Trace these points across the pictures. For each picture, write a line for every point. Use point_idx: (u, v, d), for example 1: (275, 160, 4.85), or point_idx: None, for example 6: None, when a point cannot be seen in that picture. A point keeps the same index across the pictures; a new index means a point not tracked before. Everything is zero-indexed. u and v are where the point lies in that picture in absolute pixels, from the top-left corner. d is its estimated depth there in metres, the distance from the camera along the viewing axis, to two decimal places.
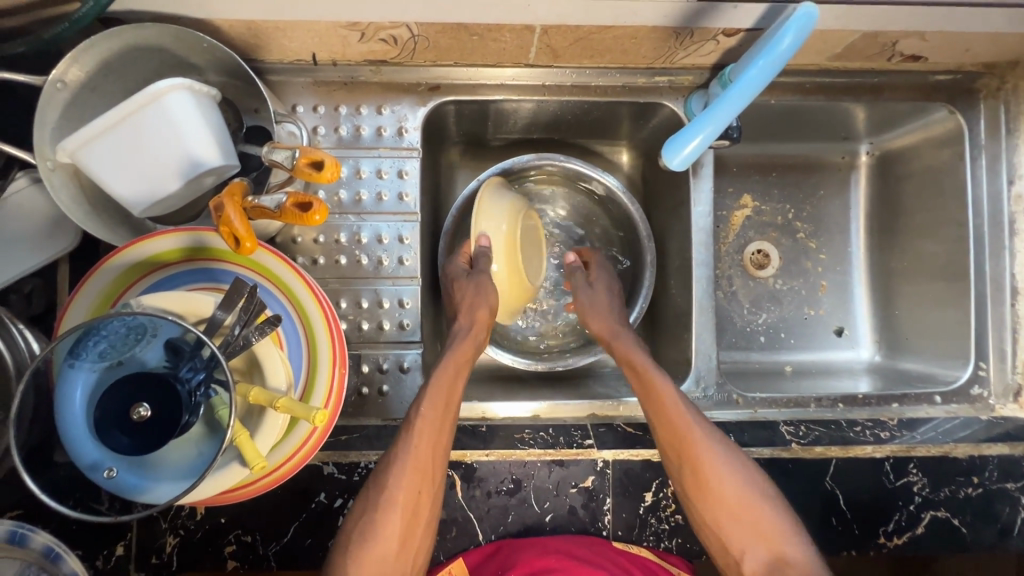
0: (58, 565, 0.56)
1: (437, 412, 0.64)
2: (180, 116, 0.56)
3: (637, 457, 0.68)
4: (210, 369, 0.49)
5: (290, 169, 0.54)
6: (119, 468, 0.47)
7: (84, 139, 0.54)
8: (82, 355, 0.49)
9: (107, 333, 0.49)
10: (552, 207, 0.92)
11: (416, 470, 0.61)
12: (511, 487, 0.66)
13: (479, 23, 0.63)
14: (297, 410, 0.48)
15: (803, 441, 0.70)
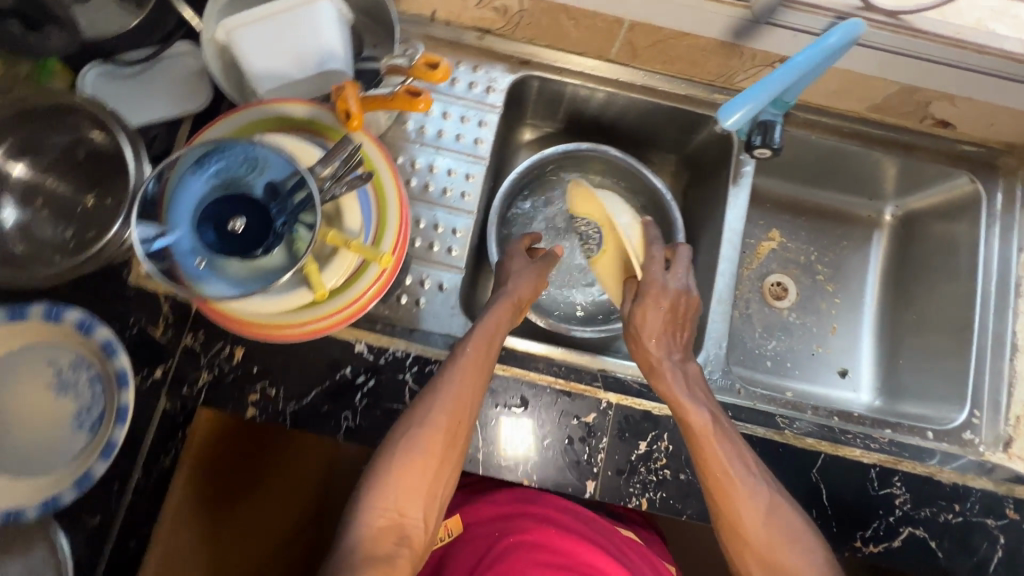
0: (111, 359, 0.63)
1: (479, 352, 0.67)
2: (322, 21, 0.69)
3: (639, 406, 0.72)
4: (296, 208, 0.56)
5: (408, 68, 0.64)
6: (204, 261, 0.56)
7: (244, 21, 0.67)
8: (208, 167, 0.58)
9: (229, 156, 0.58)
10: None
11: (450, 408, 0.64)
12: (518, 404, 0.71)
13: (579, 7, 0.76)
14: (368, 252, 0.59)
15: (796, 432, 0.74)
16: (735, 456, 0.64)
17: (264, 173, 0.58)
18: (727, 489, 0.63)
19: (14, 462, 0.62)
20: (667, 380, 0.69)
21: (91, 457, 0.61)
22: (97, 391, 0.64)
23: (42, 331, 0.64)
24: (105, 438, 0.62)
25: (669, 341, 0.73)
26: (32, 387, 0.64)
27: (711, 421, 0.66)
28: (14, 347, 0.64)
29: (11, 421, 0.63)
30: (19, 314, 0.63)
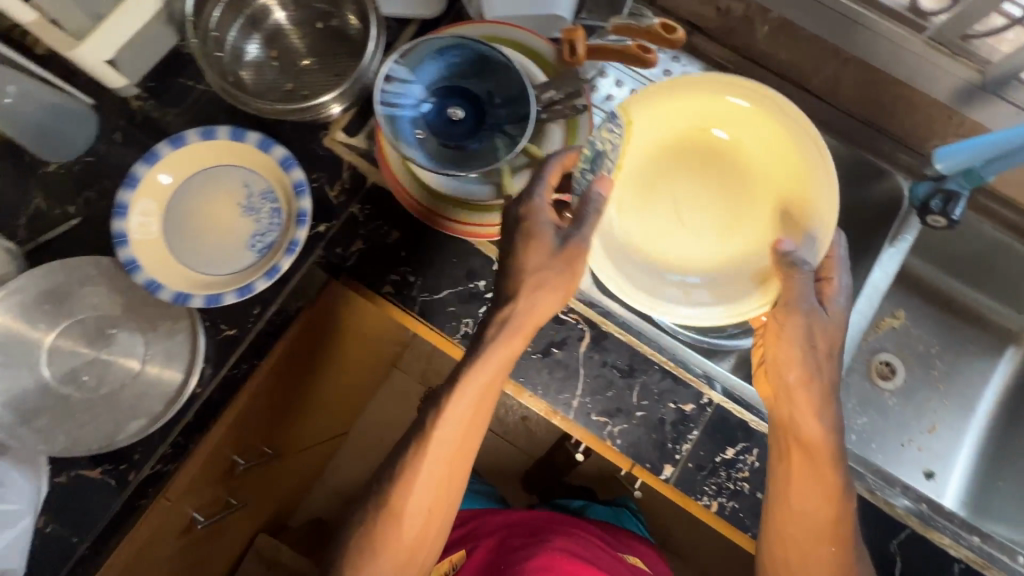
0: (297, 198, 0.71)
1: (460, 425, 0.68)
2: None
3: (739, 413, 0.72)
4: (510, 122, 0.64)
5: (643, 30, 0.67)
6: (424, 137, 0.64)
7: None
8: (444, 56, 0.65)
9: (465, 52, 0.64)
10: None
11: (478, 402, 0.67)
12: (624, 369, 0.73)
13: (803, 27, 0.78)
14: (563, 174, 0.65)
15: (889, 498, 0.72)
16: (815, 461, 0.66)
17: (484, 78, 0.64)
18: (796, 485, 0.66)
19: (195, 256, 0.71)
20: (795, 374, 0.66)
21: (257, 275, 0.70)
22: (275, 222, 0.72)
23: (248, 156, 0.73)
24: (273, 263, 0.70)
25: (789, 333, 0.67)
26: (225, 200, 0.72)
27: (809, 425, 0.66)
28: (222, 162, 0.73)
29: (201, 222, 0.72)
30: (238, 135, 0.72)
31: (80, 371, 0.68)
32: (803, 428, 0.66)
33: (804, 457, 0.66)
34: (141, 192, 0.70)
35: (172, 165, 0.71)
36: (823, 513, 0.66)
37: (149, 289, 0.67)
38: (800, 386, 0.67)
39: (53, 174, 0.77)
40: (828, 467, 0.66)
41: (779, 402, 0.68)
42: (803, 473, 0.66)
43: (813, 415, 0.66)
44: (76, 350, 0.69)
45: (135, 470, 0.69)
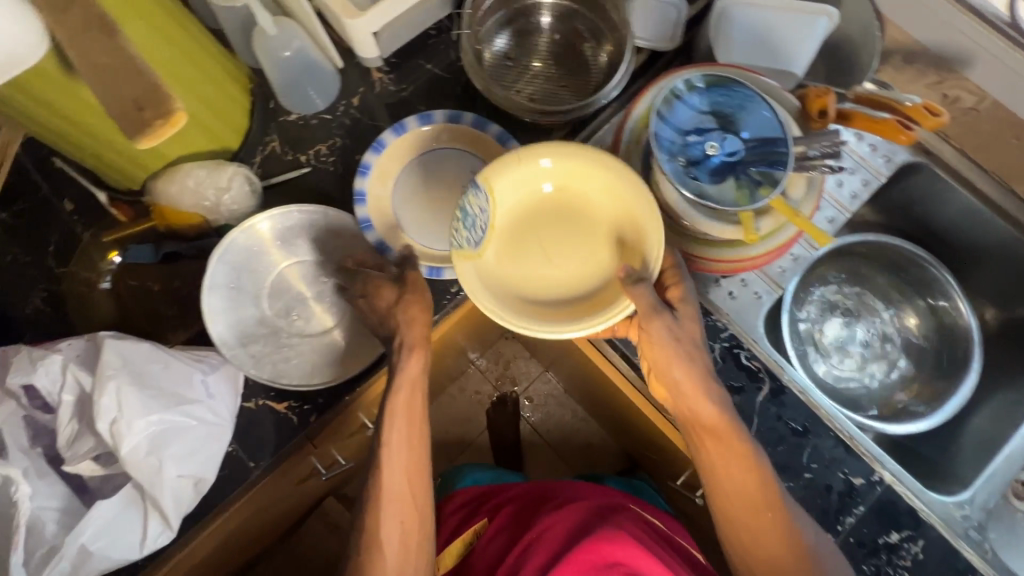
0: None
1: (405, 403, 0.67)
2: (809, 29, 0.77)
3: (910, 500, 0.71)
4: (761, 167, 0.64)
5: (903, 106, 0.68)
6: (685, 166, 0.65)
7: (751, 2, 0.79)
8: (707, 89, 0.66)
9: (734, 94, 0.66)
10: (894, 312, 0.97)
11: (407, 384, 0.66)
12: (799, 430, 0.72)
13: None
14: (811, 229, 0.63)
15: None
16: (750, 482, 0.65)
17: (743, 118, 0.65)
18: (755, 517, 0.65)
19: (416, 226, 0.76)
20: (691, 388, 0.65)
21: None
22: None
23: (483, 146, 0.78)
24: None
25: (676, 347, 0.65)
26: (453, 181, 0.78)
27: (721, 423, 0.65)
28: (457, 147, 0.78)
29: (427, 197, 0.77)
30: (480, 125, 0.77)
31: (292, 309, 0.73)
32: (720, 435, 0.65)
33: (753, 499, 0.65)
34: (384, 156, 0.77)
35: (415, 139, 0.77)
36: (747, 506, 0.65)
37: (375, 248, 0.73)
38: (712, 403, 0.65)
39: (290, 124, 0.82)
40: (748, 472, 0.65)
41: (715, 432, 0.65)
42: (758, 516, 0.65)
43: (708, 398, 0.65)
44: (294, 288, 0.74)
45: (317, 412, 0.72)
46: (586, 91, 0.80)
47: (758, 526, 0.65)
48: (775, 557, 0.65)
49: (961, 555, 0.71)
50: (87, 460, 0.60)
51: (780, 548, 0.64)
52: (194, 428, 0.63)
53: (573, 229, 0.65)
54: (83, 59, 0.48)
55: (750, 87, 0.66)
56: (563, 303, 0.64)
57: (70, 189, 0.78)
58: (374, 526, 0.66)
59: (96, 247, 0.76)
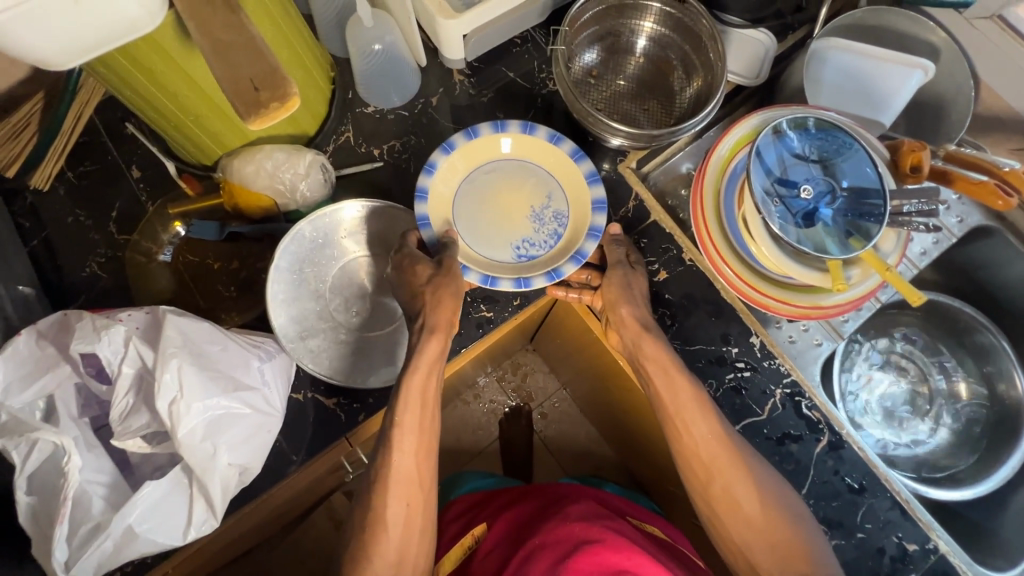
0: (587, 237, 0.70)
1: (418, 384, 0.65)
2: (901, 80, 0.77)
3: (963, 572, 0.69)
4: (851, 217, 0.63)
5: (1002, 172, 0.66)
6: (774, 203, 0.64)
7: (846, 46, 0.78)
8: (810, 129, 0.66)
9: (834, 139, 0.65)
10: (947, 374, 0.95)
11: (425, 361, 0.66)
12: (855, 488, 0.70)
13: None
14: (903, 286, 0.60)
15: None
16: (727, 458, 0.65)
17: (842, 163, 0.65)
18: (727, 492, 0.64)
19: (466, 221, 0.74)
20: (669, 391, 0.68)
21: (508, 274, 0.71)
22: (548, 244, 0.73)
23: (570, 177, 0.74)
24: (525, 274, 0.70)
25: (672, 364, 0.68)
26: (524, 196, 0.75)
27: (692, 408, 0.67)
28: (542, 164, 0.75)
29: (491, 204, 0.74)
30: (576, 156, 0.73)
31: (351, 304, 0.71)
32: (711, 455, 0.65)
33: (727, 476, 0.64)
34: (455, 155, 0.73)
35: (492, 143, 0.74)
36: (744, 511, 0.64)
37: (417, 221, 0.70)
38: (683, 396, 0.67)
39: (366, 116, 0.81)
40: (747, 486, 0.64)
41: (684, 418, 0.67)
42: (732, 492, 0.64)
43: (683, 382, 0.67)
44: (356, 283, 0.72)
45: (366, 412, 0.70)
46: (667, 116, 0.80)
47: (757, 533, 0.63)
48: (754, 524, 0.63)
49: None
50: (136, 437, 0.58)
51: (789, 549, 0.62)
52: (246, 417, 0.61)
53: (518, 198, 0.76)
54: (203, 31, 0.47)
55: (851, 134, 0.65)
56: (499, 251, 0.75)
57: (139, 155, 0.77)
58: (377, 509, 0.63)
59: (159, 217, 0.75)
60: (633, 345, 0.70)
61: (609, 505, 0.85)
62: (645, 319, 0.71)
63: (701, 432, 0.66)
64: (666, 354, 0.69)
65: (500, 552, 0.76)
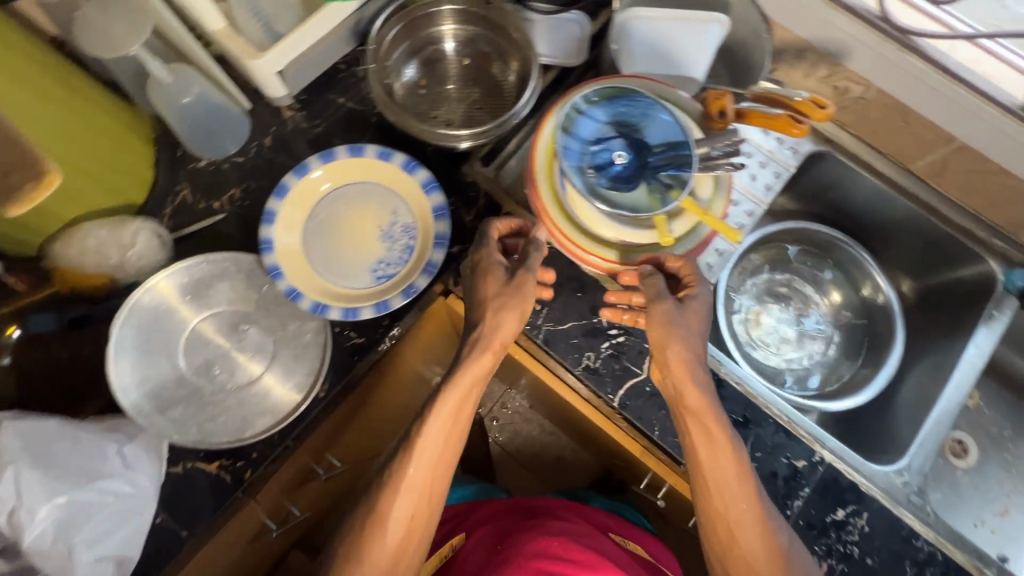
0: (435, 248, 0.72)
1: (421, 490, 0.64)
2: (704, 37, 0.81)
3: (850, 475, 0.74)
4: (664, 171, 0.68)
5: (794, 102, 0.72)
6: (592, 175, 0.69)
7: (649, 14, 0.82)
8: (611, 103, 0.70)
9: (634, 103, 0.70)
10: (825, 294, 1.02)
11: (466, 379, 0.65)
12: (740, 420, 0.74)
13: (921, 114, 0.81)
14: (721, 227, 0.66)
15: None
16: (755, 533, 0.63)
17: (647, 126, 0.69)
18: (740, 559, 0.63)
19: (315, 256, 0.72)
20: (710, 454, 0.64)
21: (369, 301, 0.70)
22: (404, 260, 0.72)
23: (408, 190, 0.74)
24: (385, 296, 0.70)
25: (712, 429, 0.65)
26: (370, 219, 0.74)
27: (733, 474, 0.64)
28: (381, 184, 0.75)
29: (338, 233, 0.73)
30: (410, 168, 0.74)
31: (212, 364, 0.69)
32: (739, 520, 0.63)
33: (751, 547, 0.63)
34: (289, 201, 0.72)
35: (321, 176, 0.73)
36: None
37: (270, 273, 0.69)
38: (723, 461, 0.64)
39: (199, 170, 0.79)
40: (770, 561, 0.62)
41: (717, 480, 0.64)
42: (750, 561, 0.63)
43: (734, 453, 0.64)
44: (213, 342, 0.70)
45: (251, 469, 0.68)
46: (500, 107, 0.81)
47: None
48: None
49: (904, 522, 0.73)
50: None
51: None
52: (108, 507, 0.59)
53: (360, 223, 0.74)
54: None
55: (648, 97, 0.70)
56: (348, 281, 0.71)
57: None
58: None
59: None
60: (672, 389, 0.66)
61: (594, 521, 0.87)
62: (693, 363, 0.65)
63: (737, 502, 0.63)
64: (711, 421, 0.65)
65: (476, 556, 0.77)
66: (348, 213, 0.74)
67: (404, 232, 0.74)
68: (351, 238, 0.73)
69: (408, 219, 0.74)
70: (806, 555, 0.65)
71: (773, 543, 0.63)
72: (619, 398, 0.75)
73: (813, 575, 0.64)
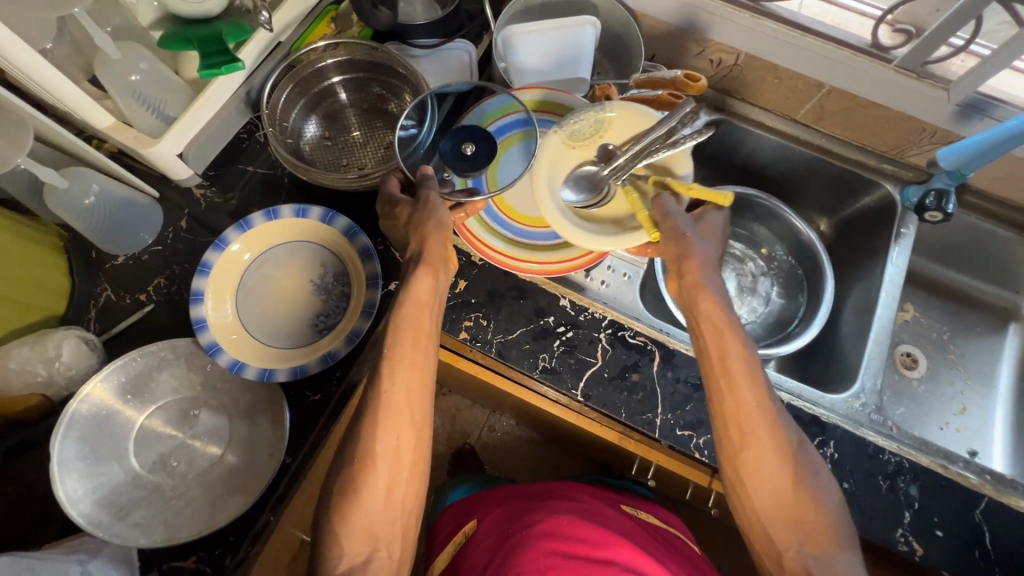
0: (370, 289, 0.72)
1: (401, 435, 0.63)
2: (582, 40, 0.86)
3: (808, 409, 0.78)
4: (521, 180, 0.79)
5: (671, 80, 0.82)
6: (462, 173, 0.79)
7: (527, 29, 0.85)
8: (563, 125, 0.78)
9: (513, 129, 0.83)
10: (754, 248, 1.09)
11: (415, 317, 0.67)
12: (697, 383, 0.77)
13: (788, 69, 0.88)
14: (707, 195, 0.72)
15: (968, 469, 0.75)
16: (765, 431, 0.64)
17: (606, 134, 0.78)
18: (758, 463, 0.64)
19: (253, 324, 0.72)
20: (719, 356, 0.67)
21: (315, 355, 0.70)
22: (341, 308, 0.73)
23: (331, 239, 0.75)
24: (330, 347, 0.71)
25: (726, 332, 0.68)
26: (301, 275, 0.74)
27: (744, 375, 0.66)
28: (304, 239, 0.75)
29: (272, 296, 0.74)
30: (328, 218, 0.75)
31: (169, 457, 0.68)
32: (750, 420, 0.65)
33: (765, 447, 0.64)
34: (214, 275, 0.72)
35: (242, 245, 0.74)
36: (774, 484, 0.64)
37: (209, 351, 0.68)
38: (733, 363, 0.66)
39: (120, 267, 0.78)
40: (780, 458, 0.64)
41: (730, 382, 0.66)
42: (767, 464, 0.64)
43: (745, 357, 0.66)
44: (165, 435, 0.68)
45: (231, 553, 0.66)
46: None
47: (784, 504, 0.63)
48: (778, 494, 0.63)
49: (868, 440, 0.76)
50: None
51: (810, 524, 0.62)
52: None
53: (290, 281, 0.74)
54: None
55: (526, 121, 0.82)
56: (292, 341, 0.72)
57: None
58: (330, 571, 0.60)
59: None
60: (687, 297, 0.70)
61: (604, 497, 0.87)
62: (705, 272, 0.70)
63: (748, 402, 0.65)
64: (723, 328, 0.68)
65: (485, 548, 0.76)
66: (276, 274, 0.74)
67: (336, 279, 0.75)
68: (284, 297, 0.74)
69: (339, 266, 0.75)
70: (820, 460, 0.66)
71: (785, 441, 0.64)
72: (580, 391, 0.76)
73: (828, 479, 0.65)
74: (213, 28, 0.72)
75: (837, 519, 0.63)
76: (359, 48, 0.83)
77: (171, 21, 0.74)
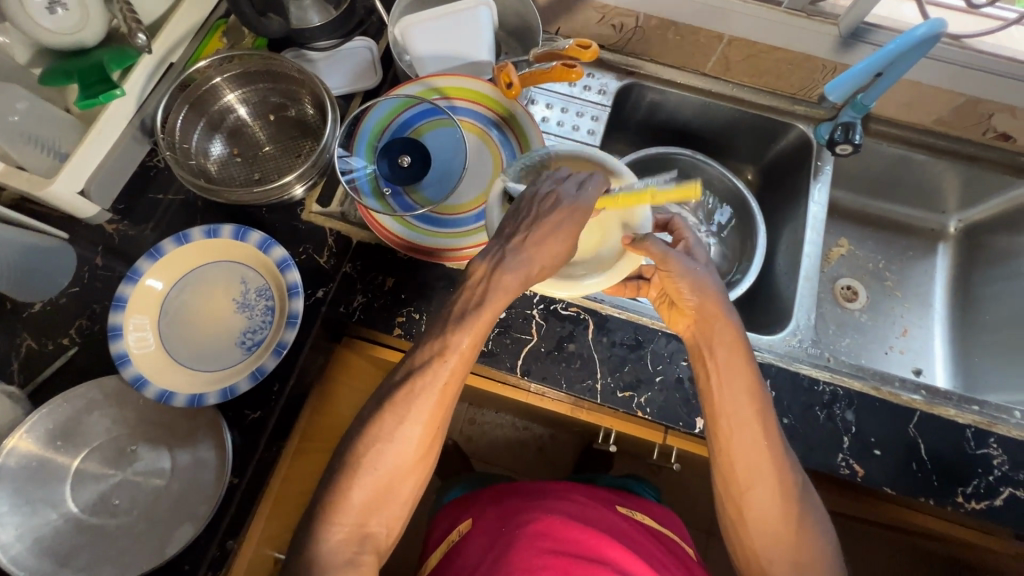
0: (291, 300, 0.72)
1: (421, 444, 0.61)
2: (479, 21, 0.85)
3: None
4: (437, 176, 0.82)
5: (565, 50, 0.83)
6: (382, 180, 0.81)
7: (420, 18, 0.84)
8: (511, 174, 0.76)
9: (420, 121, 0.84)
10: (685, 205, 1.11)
11: (451, 366, 0.61)
12: (632, 344, 0.78)
13: (687, 24, 0.89)
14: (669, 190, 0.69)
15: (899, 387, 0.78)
16: (767, 474, 0.63)
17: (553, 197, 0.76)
18: (760, 506, 0.63)
19: (177, 351, 0.71)
20: (728, 398, 0.65)
21: (243, 372, 0.70)
22: (267, 322, 0.73)
23: (247, 255, 0.75)
24: (258, 362, 0.70)
25: (738, 370, 0.65)
26: (222, 295, 0.74)
27: (751, 418, 0.64)
28: (220, 259, 0.75)
29: (194, 320, 0.73)
30: (241, 235, 0.74)
31: (109, 496, 0.67)
32: (758, 464, 0.63)
33: (768, 489, 0.63)
34: (132, 310, 0.71)
35: (158, 278, 0.73)
36: (776, 525, 0.63)
37: (133, 385, 0.67)
38: (741, 405, 0.64)
39: (38, 314, 0.76)
40: (784, 501, 0.63)
41: (737, 425, 0.64)
42: (770, 505, 0.63)
43: (755, 399, 0.64)
44: (102, 474, 0.68)
45: None
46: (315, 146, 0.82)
47: (783, 546, 0.63)
48: (777, 533, 0.63)
49: (802, 374, 0.79)
50: None
51: (808, 565, 0.63)
52: None
53: (211, 302, 0.74)
54: None
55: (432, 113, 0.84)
56: (219, 362, 0.71)
57: None
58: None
59: None
60: (700, 332, 0.68)
61: (601, 498, 0.86)
62: (723, 306, 0.67)
63: (754, 446, 0.63)
64: (732, 368, 0.65)
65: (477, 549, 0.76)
66: (195, 297, 0.74)
67: (258, 293, 0.74)
68: (207, 319, 0.73)
69: (262, 282, 0.74)
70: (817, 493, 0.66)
71: (787, 480, 0.64)
72: (519, 368, 0.77)
73: (824, 516, 0.65)
74: (93, 59, 0.72)
75: (828, 555, 0.64)
76: (251, 58, 0.82)
77: (49, 56, 0.72)
